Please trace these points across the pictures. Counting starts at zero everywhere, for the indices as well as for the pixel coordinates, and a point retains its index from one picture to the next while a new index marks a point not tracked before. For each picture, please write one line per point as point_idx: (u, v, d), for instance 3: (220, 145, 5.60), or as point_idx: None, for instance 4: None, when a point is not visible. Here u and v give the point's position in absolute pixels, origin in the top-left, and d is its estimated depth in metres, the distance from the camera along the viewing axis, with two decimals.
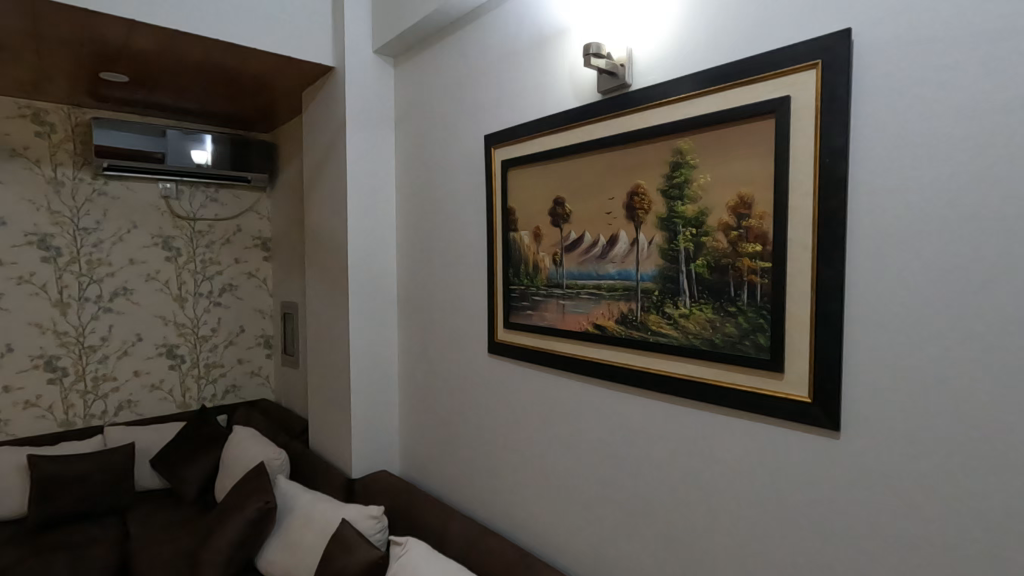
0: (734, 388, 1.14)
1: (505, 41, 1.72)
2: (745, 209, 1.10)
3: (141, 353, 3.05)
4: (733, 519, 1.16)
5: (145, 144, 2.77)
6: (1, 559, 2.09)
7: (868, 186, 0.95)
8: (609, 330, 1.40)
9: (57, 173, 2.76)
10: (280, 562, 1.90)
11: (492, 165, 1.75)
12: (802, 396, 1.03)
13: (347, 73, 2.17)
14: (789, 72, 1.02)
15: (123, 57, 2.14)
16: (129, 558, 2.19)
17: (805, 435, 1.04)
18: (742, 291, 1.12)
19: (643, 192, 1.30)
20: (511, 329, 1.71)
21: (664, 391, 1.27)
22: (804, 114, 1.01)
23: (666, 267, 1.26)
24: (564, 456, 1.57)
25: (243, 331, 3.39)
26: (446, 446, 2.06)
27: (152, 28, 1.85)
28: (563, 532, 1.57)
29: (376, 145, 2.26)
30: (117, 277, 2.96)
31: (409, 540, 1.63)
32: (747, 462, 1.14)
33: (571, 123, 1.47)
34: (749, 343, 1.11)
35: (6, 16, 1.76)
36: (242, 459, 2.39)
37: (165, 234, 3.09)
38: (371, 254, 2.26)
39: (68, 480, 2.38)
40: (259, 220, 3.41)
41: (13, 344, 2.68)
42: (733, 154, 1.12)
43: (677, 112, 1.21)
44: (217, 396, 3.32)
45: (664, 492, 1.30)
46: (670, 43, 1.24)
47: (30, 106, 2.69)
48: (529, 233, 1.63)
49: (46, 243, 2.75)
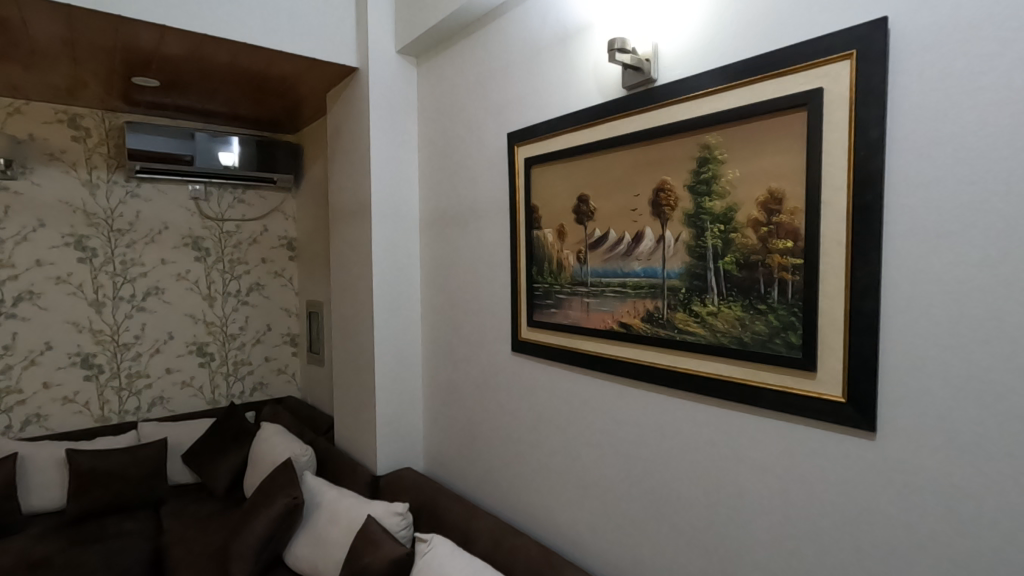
0: (764, 387, 1.11)
1: (527, 38, 1.71)
2: (776, 205, 1.08)
3: (172, 351, 3.12)
4: (763, 521, 1.14)
5: (175, 147, 2.84)
6: (42, 548, 2.17)
7: (905, 180, 0.92)
8: (635, 328, 1.38)
9: (92, 176, 2.85)
10: (308, 557, 1.93)
11: (515, 163, 1.75)
12: (835, 395, 1.00)
13: (370, 74, 2.19)
14: (821, 63, 1.00)
15: (154, 63, 2.19)
16: (162, 550, 2.25)
17: (838, 436, 1.02)
18: (772, 288, 1.09)
19: (669, 188, 1.28)
20: (536, 328, 1.71)
21: (691, 389, 1.26)
22: (837, 106, 0.98)
23: (694, 265, 1.24)
24: (589, 455, 1.56)
25: (270, 330, 3.45)
26: (469, 444, 2.07)
27: (181, 32, 1.89)
28: (588, 531, 1.57)
29: (399, 146, 2.27)
30: (149, 277, 3.03)
31: (434, 537, 1.64)
32: (778, 462, 1.11)
33: (595, 119, 1.46)
34: (779, 341, 1.08)
35: (42, 24, 1.81)
36: (270, 455, 2.43)
37: (195, 235, 3.16)
38: (394, 254, 2.28)
39: (104, 474, 2.45)
40: (285, 220, 3.46)
41: (53, 342, 2.78)
42: (762, 148, 1.10)
43: (705, 106, 1.19)
44: (245, 393, 3.38)
45: (692, 493, 1.28)
46: (697, 37, 1.22)
47: (67, 111, 2.78)
48: (553, 231, 1.63)
49: (82, 244, 2.83)
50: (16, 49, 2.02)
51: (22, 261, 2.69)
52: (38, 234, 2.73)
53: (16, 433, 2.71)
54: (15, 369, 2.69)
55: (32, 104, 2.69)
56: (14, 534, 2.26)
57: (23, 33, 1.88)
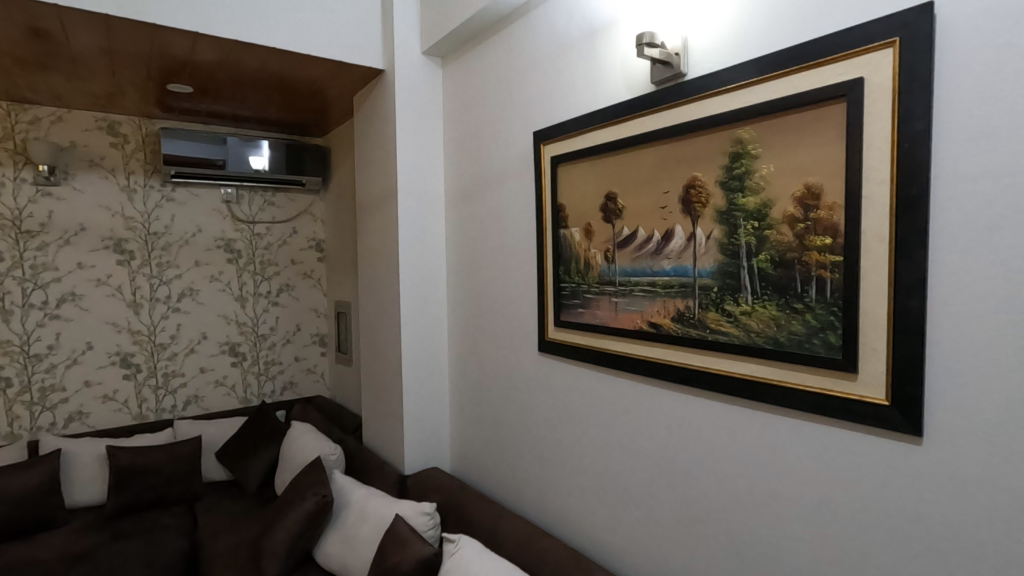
0: (802, 389, 1.07)
1: (553, 34, 1.70)
2: (813, 200, 1.04)
3: (206, 351, 3.20)
4: (800, 527, 1.10)
5: (207, 152, 2.90)
6: (85, 541, 2.25)
7: (952, 173, 0.88)
8: (665, 328, 1.36)
9: (130, 181, 2.94)
10: (337, 554, 1.94)
11: (540, 162, 1.74)
12: (878, 397, 0.96)
13: (396, 76, 2.20)
14: (862, 52, 0.96)
15: (188, 69, 2.24)
16: (197, 545, 2.30)
17: (882, 440, 0.97)
18: (810, 287, 1.05)
19: (700, 185, 1.25)
20: (563, 328, 1.69)
21: (723, 391, 1.22)
22: (878, 96, 0.94)
23: (726, 263, 1.21)
24: (619, 457, 1.53)
25: (299, 330, 3.51)
26: (496, 445, 2.06)
27: (214, 39, 1.93)
28: (618, 535, 1.54)
29: (425, 146, 2.28)
30: (184, 279, 3.11)
31: (462, 538, 1.64)
32: (816, 467, 1.07)
33: (623, 116, 1.44)
34: (817, 342, 1.04)
35: (82, 34, 1.87)
36: (300, 453, 2.47)
37: (227, 237, 3.23)
38: (421, 255, 2.29)
39: (142, 470, 2.52)
40: (313, 222, 3.52)
41: (93, 342, 2.87)
42: (798, 141, 1.06)
43: (737, 99, 1.16)
44: (276, 392, 3.44)
45: (725, 497, 1.25)
46: (728, 29, 1.19)
47: (106, 119, 2.87)
48: (580, 231, 1.60)
49: (121, 247, 2.92)
50: (58, 59, 2.10)
51: (65, 263, 2.79)
52: (80, 238, 2.82)
53: (59, 430, 2.81)
54: (58, 368, 2.79)
55: (73, 112, 2.79)
56: (57, 528, 2.34)
57: (65, 43, 1.95)
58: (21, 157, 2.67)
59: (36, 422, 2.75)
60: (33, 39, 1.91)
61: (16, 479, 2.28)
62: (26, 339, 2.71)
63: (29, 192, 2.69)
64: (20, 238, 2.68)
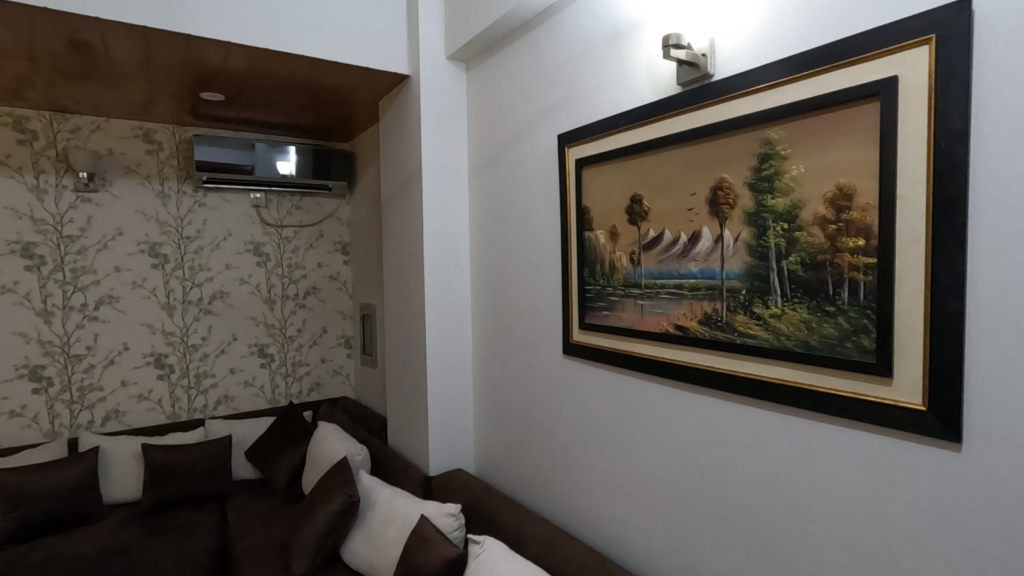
0: (834, 393, 1.05)
1: (577, 37, 1.70)
2: (845, 202, 1.02)
3: (236, 352, 3.28)
4: (832, 533, 1.08)
5: (236, 158, 2.98)
6: (122, 536, 2.32)
7: (992, 173, 0.86)
8: (692, 331, 1.35)
9: (164, 187, 3.03)
10: (363, 553, 1.97)
11: (565, 164, 1.74)
12: (915, 403, 0.94)
13: (422, 81, 2.23)
14: (896, 50, 0.94)
15: (220, 78, 2.31)
16: (227, 542, 2.35)
17: (919, 447, 0.95)
18: (842, 289, 1.03)
19: (728, 186, 1.24)
20: (588, 330, 1.69)
21: (752, 394, 1.21)
22: (914, 95, 0.92)
23: (755, 265, 1.19)
24: (644, 461, 1.52)
25: (326, 332, 3.57)
26: (520, 446, 2.07)
27: (245, 48, 1.98)
28: (644, 538, 1.53)
29: (449, 151, 2.31)
30: (215, 281, 3.19)
31: (487, 539, 1.65)
32: (849, 473, 1.05)
33: (649, 118, 1.43)
34: (850, 345, 1.02)
35: (119, 45, 1.94)
36: (326, 453, 2.50)
37: (256, 241, 3.31)
38: (445, 258, 2.31)
39: (175, 468, 2.59)
40: (339, 225, 3.58)
41: (129, 343, 2.97)
42: (830, 141, 1.04)
43: (767, 100, 1.14)
44: (303, 393, 3.51)
45: (753, 501, 1.23)
46: (757, 29, 1.18)
47: (141, 127, 2.97)
48: (605, 233, 1.60)
49: (155, 251, 3.02)
50: (97, 70, 2.18)
51: (102, 267, 2.89)
52: (117, 242, 2.92)
53: (97, 428, 2.90)
54: (97, 368, 2.89)
55: (111, 121, 2.89)
56: (95, 523, 2.41)
57: (104, 55, 2.03)
58: (62, 165, 2.77)
59: (75, 420, 2.85)
60: (75, 51, 1.99)
61: (56, 475, 2.36)
62: (66, 340, 2.81)
63: (69, 198, 2.79)
64: (61, 242, 2.78)
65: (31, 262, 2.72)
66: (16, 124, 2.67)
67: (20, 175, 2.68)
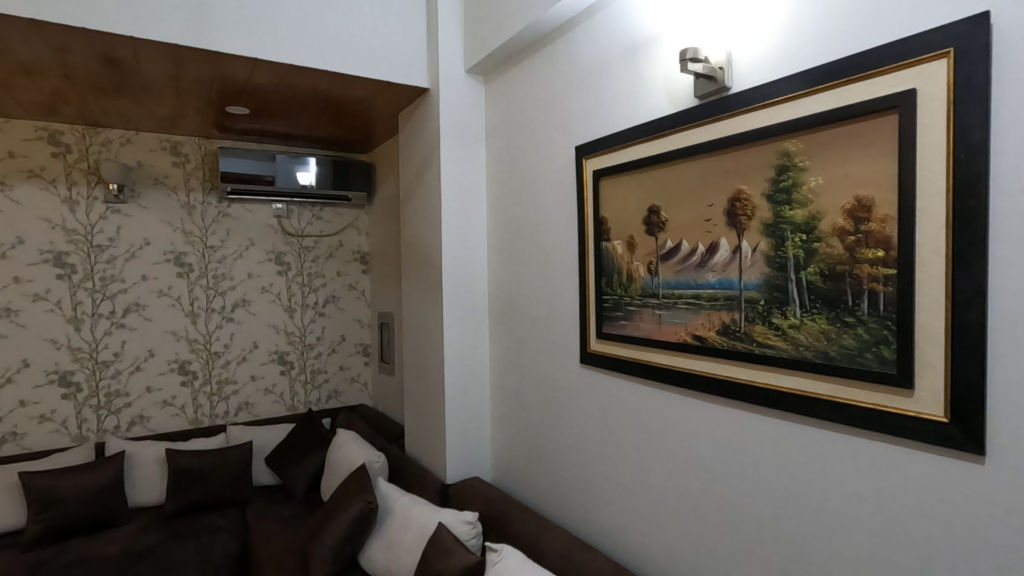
0: (854, 404, 1.05)
1: (595, 50, 1.73)
2: (864, 213, 1.03)
3: (257, 359, 3.33)
4: (853, 545, 1.08)
5: (259, 169, 3.05)
6: (146, 539, 2.37)
7: (1011, 185, 0.86)
8: (710, 341, 1.35)
9: (190, 198, 3.11)
10: (381, 560, 1.99)
11: (582, 175, 1.76)
12: (937, 414, 0.94)
13: (441, 94, 2.28)
14: (913, 64, 0.95)
15: (246, 93, 2.38)
16: (248, 547, 2.39)
17: (943, 459, 0.94)
18: (862, 300, 1.04)
19: (746, 198, 1.25)
20: (605, 340, 1.70)
21: (771, 405, 1.21)
22: (932, 107, 0.93)
23: (773, 276, 1.20)
24: (663, 471, 1.52)
25: (344, 340, 3.61)
26: (537, 455, 2.07)
27: (271, 64, 2.04)
28: (662, 548, 1.53)
29: (468, 162, 2.34)
30: (237, 290, 3.26)
31: (504, 547, 1.66)
32: (870, 484, 1.05)
33: (667, 130, 1.45)
34: (870, 356, 1.02)
35: (152, 62, 2.01)
36: (345, 460, 2.53)
37: (277, 250, 3.37)
38: (464, 267, 2.34)
39: (197, 473, 2.63)
40: (358, 235, 3.63)
41: (155, 350, 3.04)
42: (848, 153, 1.05)
43: (784, 112, 1.16)
44: (321, 400, 3.55)
45: (773, 513, 1.22)
46: (773, 42, 1.20)
47: (169, 140, 3.06)
48: (622, 243, 1.62)
49: (181, 260, 3.09)
50: (129, 86, 2.26)
51: (130, 275, 2.97)
52: (144, 251, 3.00)
53: (123, 433, 2.97)
54: (123, 374, 2.96)
55: (140, 135, 2.98)
56: (119, 526, 2.47)
57: (136, 71, 2.10)
58: (93, 177, 2.86)
59: (102, 425, 2.92)
60: (109, 68, 2.06)
61: (84, 479, 2.42)
62: (95, 347, 2.89)
63: (100, 209, 2.89)
64: (91, 252, 2.87)
65: (62, 271, 2.81)
66: (50, 138, 2.77)
67: (53, 187, 2.78)
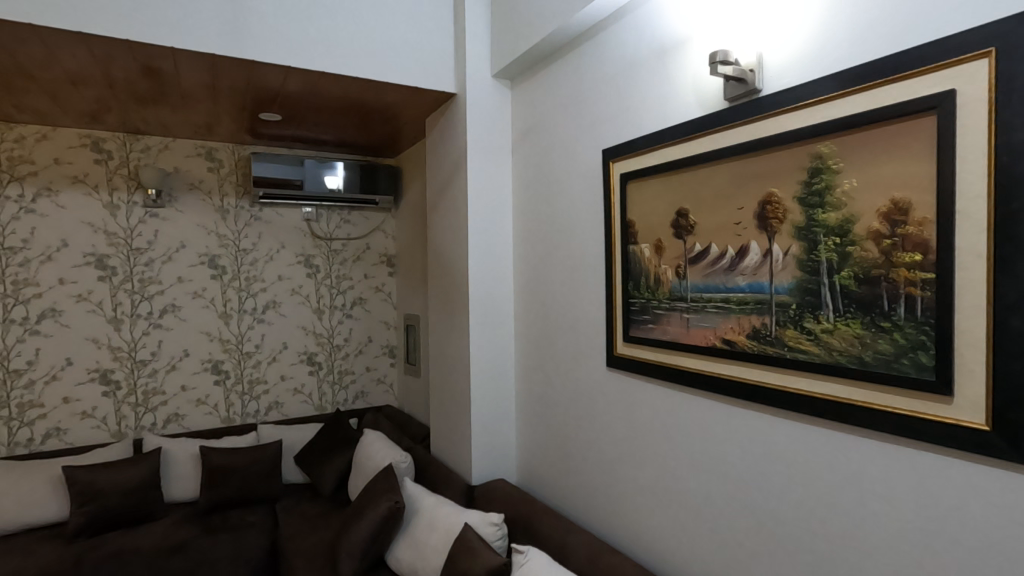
0: (890, 411, 1.03)
1: (623, 54, 1.73)
2: (900, 216, 1.01)
3: (287, 360, 3.40)
4: (890, 556, 1.05)
5: (289, 173, 3.12)
6: (181, 534, 2.44)
7: None
8: (740, 346, 1.34)
9: (224, 202, 3.20)
10: (408, 560, 2.01)
11: (609, 179, 1.76)
12: (978, 423, 0.91)
13: (468, 98, 2.30)
14: (953, 64, 0.93)
15: (279, 100, 2.44)
16: (278, 544, 2.44)
17: (985, 469, 0.92)
18: (898, 305, 1.01)
19: (777, 201, 1.23)
20: (632, 344, 1.69)
21: (803, 411, 1.19)
22: (973, 108, 0.91)
23: (806, 279, 1.18)
24: (690, 476, 1.51)
25: (371, 342, 3.67)
26: (563, 457, 2.08)
27: (304, 72, 2.09)
28: (689, 555, 1.51)
29: (494, 166, 2.36)
30: (268, 292, 3.34)
31: (530, 549, 1.67)
32: (907, 493, 1.02)
33: (696, 132, 1.44)
34: (907, 362, 1.00)
35: (190, 71, 2.08)
36: (372, 460, 2.57)
37: (307, 253, 3.44)
38: (490, 269, 2.36)
39: (230, 470, 2.70)
40: (385, 238, 3.69)
41: (189, 350, 3.13)
42: (884, 156, 1.03)
43: (816, 114, 1.14)
44: (348, 400, 3.61)
45: (804, 520, 1.20)
46: (805, 44, 1.19)
47: (204, 146, 3.15)
48: (650, 247, 1.61)
49: (214, 263, 3.18)
50: (168, 94, 2.34)
51: (167, 278, 3.07)
52: (180, 254, 3.10)
53: (159, 430, 3.07)
54: (160, 373, 3.06)
55: (177, 141, 3.08)
56: (156, 521, 2.54)
57: (174, 80, 2.17)
58: (133, 182, 2.97)
59: (140, 422, 3.02)
60: (148, 77, 2.14)
61: (123, 474, 2.50)
62: (133, 346, 2.99)
63: (138, 213, 2.99)
64: (131, 255, 2.98)
65: (104, 273, 2.92)
66: (93, 145, 2.88)
67: (95, 192, 2.89)
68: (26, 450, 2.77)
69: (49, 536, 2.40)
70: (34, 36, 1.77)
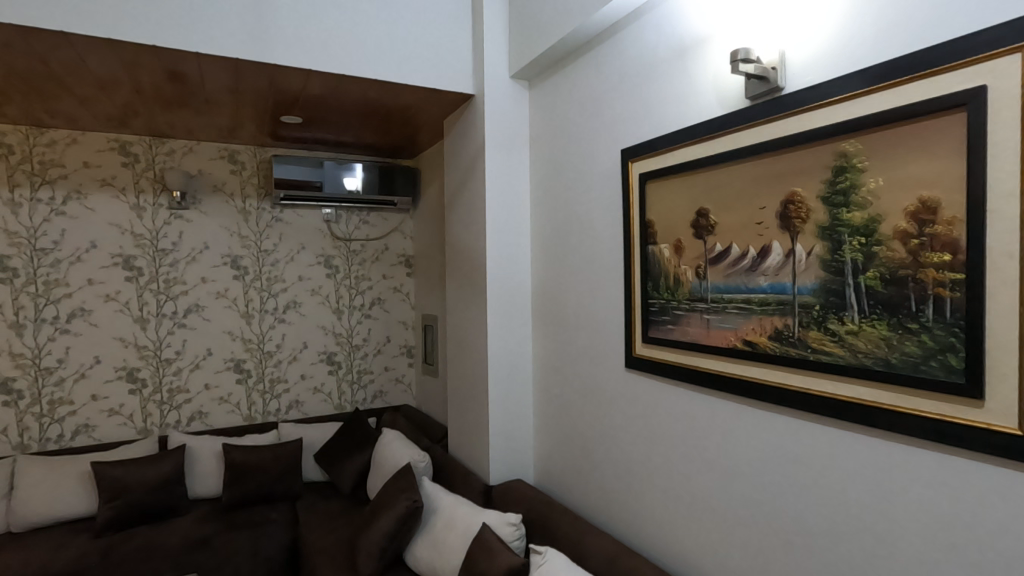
0: (917, 415, 1.01)
1: (641, 53, 1.72)
2: (928, 215, 0.98)
3: (306, 359, 3.45)
4: (916, 561, 1.03)
5: (309, 174, 3.16)
6: (204, 529, 2.49)
7: None
8: (761, 347, 1.32)
9: (246, 204, 3.26)
10: (426, 558, 2.02)
11: (628, 179, 1.75)
12: (1010, 427, 0.89)
13: (486, 99, 2.31)
14: (984, 59, 0.91)
15: (301, 103, 2.47)
16: (297, 541, 2.47)
17: (1017, 474, 0.90)
18: (926, 306, 0.99)
19: (800, 200, 1.22)
20: (651, 345, 1.68)
21: (826, 414, 1.17)
22: (1005, 105, 0.89)
23: (830, 280, 1.16)
24: (709, 478, 1.49)
25: (390, 341, 3.70)
26: (582, 457, 2.07)
27: (324, 74, 2.11)
28: (708, 557, 1.50)
29: (513, 168, 2.37)
30: (289, 292, 3.39)
31: (548, 549, 1.67)
32: (935, 498, 1.00)
33: (716, 131, 1.43)
34: (935, 365, 0.98)
35: (214, 75, 2.12)
36: (390, 459, 2.58)
37: (326, 254, 3.48)
38: (508, 270, 2.36)
39: (251, 468, 2.74)
40: (404, 239, 3.72)
41: (213, 349, 3.19)
42: (912, 153, 1.01)
43: (841, 112, 1.13)
44: (367, 400, 3.64)
45: (826, 523, 1.18)
46: (830, 40, 1.17)
47: (227, 149, 3.21)
48: (669, 247, 1.60)
49: (236, 263, 3.24)
50: (194, 98, 2.38)
51: (191, 278, 3.13)
52: (204, 255, 3.16)
53: (184, 427, 3.13)
54: (184, 371, 3.12)
55: (201, 144, 3.15)
56: (180, 516, 2.60)
57: (199, 84, 2.22)
58: (158, 185, 3.03)
59: (165, 420, 3.08)
60: (173, 82, 2.18)
61: (149, 470, 2.56)
62: (159, 346, 3.05)
63: (164, 215, 3.06)
64: (156, 255, 3.04)
65: (130, 274, 2.99)
66: (121, 149, 2.95)
67: (123, 195, 2.96)
68: (57, 446, 2.85)
69: (79, 530, 2.46)
70: (65, 44, 1.82)
